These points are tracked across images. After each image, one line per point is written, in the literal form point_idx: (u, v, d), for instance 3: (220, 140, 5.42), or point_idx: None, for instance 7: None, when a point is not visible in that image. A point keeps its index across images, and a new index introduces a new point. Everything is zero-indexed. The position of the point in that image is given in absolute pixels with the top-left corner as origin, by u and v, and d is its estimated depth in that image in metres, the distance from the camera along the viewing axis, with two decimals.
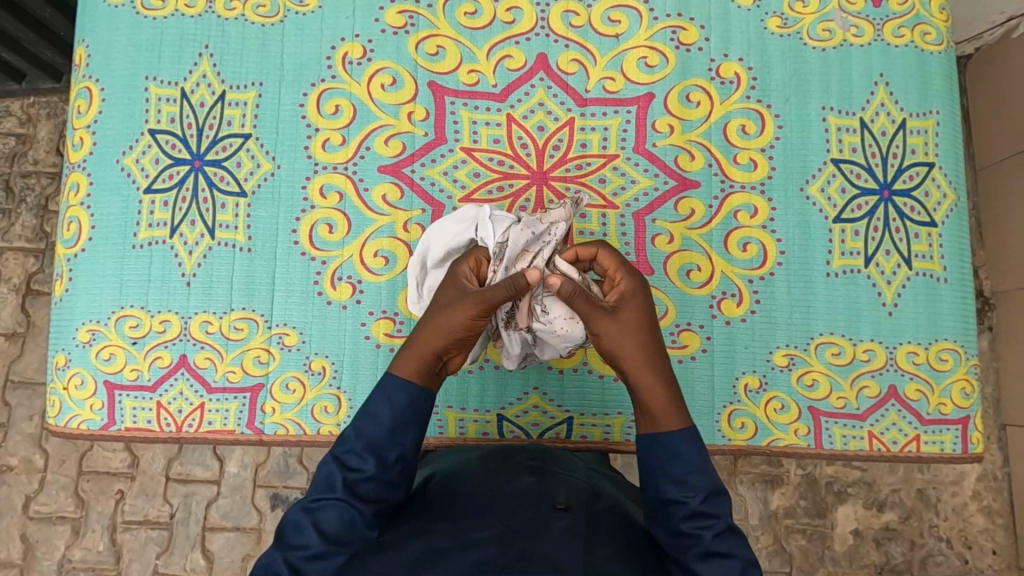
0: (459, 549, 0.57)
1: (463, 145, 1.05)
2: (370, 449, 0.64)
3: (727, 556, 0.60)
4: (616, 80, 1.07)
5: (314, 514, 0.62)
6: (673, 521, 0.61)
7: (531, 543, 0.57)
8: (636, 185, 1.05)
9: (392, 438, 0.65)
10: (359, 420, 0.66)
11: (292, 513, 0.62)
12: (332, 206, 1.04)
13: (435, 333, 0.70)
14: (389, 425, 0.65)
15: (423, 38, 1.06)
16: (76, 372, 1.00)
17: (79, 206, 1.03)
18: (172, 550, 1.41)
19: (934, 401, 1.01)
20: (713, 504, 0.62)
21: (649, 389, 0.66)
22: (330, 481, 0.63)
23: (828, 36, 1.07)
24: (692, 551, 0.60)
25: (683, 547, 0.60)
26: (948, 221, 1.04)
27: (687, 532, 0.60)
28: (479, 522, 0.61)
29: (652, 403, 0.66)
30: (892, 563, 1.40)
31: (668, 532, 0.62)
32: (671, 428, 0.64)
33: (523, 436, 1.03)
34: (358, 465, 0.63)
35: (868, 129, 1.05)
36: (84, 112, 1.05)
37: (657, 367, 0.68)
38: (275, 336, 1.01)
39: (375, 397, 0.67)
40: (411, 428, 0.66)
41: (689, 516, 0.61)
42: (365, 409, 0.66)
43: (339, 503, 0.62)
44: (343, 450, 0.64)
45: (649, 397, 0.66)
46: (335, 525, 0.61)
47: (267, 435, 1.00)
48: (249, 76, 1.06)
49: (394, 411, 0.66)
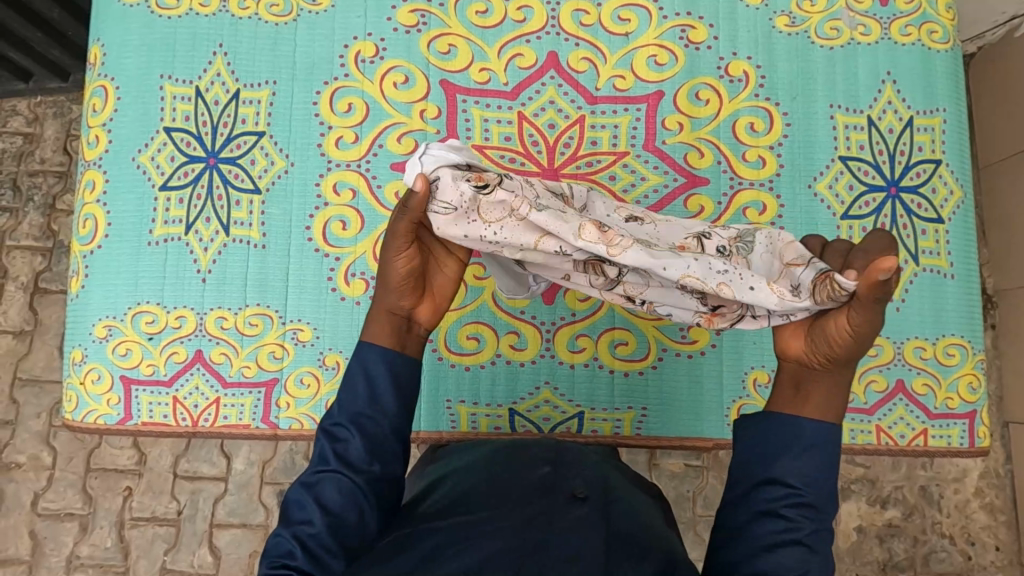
0: (481, 535, 0.59)
1: (475, 143, 1.06)
2: (354, 420, 0.64)
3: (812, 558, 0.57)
4: (626, 78, 1.08)
5: (315, 490, 0.62)
6: (771, 497, 0.59)
7: (545, 533, 0.59)
8: (646, 182, 1.06)
9: (375, 406, 0.65)
10: (341, 394, 0.66)
11: (293, 492, 0.63)
12: (345, 203, 1.05)
13: (389, 293, 0.68)
14: (369, 394, 0.65)
15: (434, 36, 1.07)
16: (93, 368, 1.02)
17: (94, 203, 1.05)
18: (180, 546, 1.42)
19: (941, 396, 1.02)
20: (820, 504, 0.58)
21: (829, 391, 0.61)
22: (324, 455, 0.63)
23: (835, 35, 1.08)
24: (777, 529, 0.57)
25: (773, 524, 0.57)
26: (954, 217, 1.05)
27: (781, 513, 0.58)
28: (493, 515, 0.62)
29: (823, 401, 0.61)
30: (895, 559, 1.41)
31: (761, 506, 0.59)
32: (823, 418, 0.61)
33: (535, 431, 1.04)
34: (347, 437, 0.64)
35: (875, 126, 1.07)
36: (99, 110, 1.06)
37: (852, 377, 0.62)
38: (289, 332, 1.02)
39: (355, 367, 0.67)
40: (391, 394, 0.66)
41: (792, 499, 0.58)
42: (347, 382, 0.66)
43: (335, 474, 0.62)
44: (331, 424, 0.65)
45: (826, 403, 0.61)
46: (334, 498, 0.61)
47: (281, 430, 1.01)
48: (262, 74, 1.07)
49: (370, 377, 0.66)
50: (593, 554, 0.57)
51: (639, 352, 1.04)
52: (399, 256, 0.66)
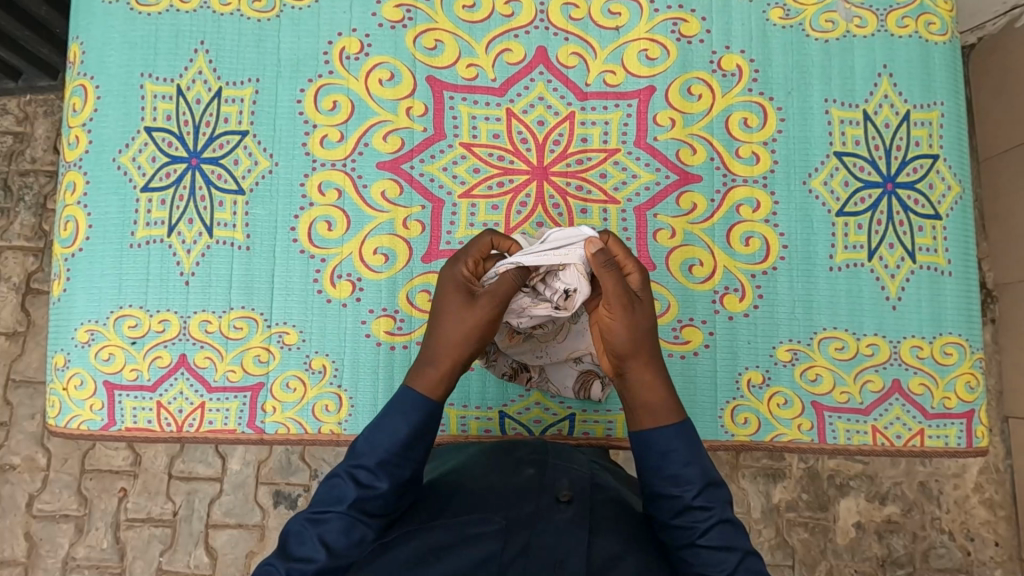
0: (465, 543, 0.58)
1: (462, 141, 1.04)
2: (382, 466, 0.63)
3: (724, 549, 0.60)
4: (617, 74, 1.05)
5: (320, 526, 0.61)
6: (664, 516, 0.62)
7: (532, 536, 0.58)
8: (637, 179, 1.04)
9: (405, 455, 0.64)
10: (371, 433, 0.65)
11: (297, 521, 0.62)
12: (331, 203, 1.03)
13: (456, 342, 0.69)
14: (403, 444, 0.64)
15: (421, 32, 1.05)
16: (75, 373, 1.00)
17: (75, 205, 1.03)
18: (176, 547, 1.41)
19: (939, 395, 1.00)
20: (705, 498, 0.62)
21: (646, 388, 0.67)
22: (339, 494, 0.62)
23: (831, 27, 1.06)
24: (680, 542, 0.61)
25: (675, 538, 0.61)
26: (952, 213, 1.03)
27: (677, 527, 0.61)
28: (478, 517, 0.61)
29: (649, 398, 0.66)
30: (894, 555, 1.39)
31: (662, 525, 0.63)
32: (656, 425, 0.65)
33: (525, 433, 1.02)
34: (371, 482, 0.62)
35: (871, 121, 1.04)
36: (78, 110, 1.04)
37: (651, 364, 0.68)
38: (275, 335, 1.01)
39: (389, 411, 0.66)
40: (424, 446, 0.66)
41: (679, 510, 0.61)
42: (380, 424, 0.65)
43: (345, 517, 0.61)
44: (354, 464, 0.63)
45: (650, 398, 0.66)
46: (340, 540, 0.60)
47: (267, 434, 0.99)
48: (246, 72, 1.05)
49: (410, 427, 0.65)
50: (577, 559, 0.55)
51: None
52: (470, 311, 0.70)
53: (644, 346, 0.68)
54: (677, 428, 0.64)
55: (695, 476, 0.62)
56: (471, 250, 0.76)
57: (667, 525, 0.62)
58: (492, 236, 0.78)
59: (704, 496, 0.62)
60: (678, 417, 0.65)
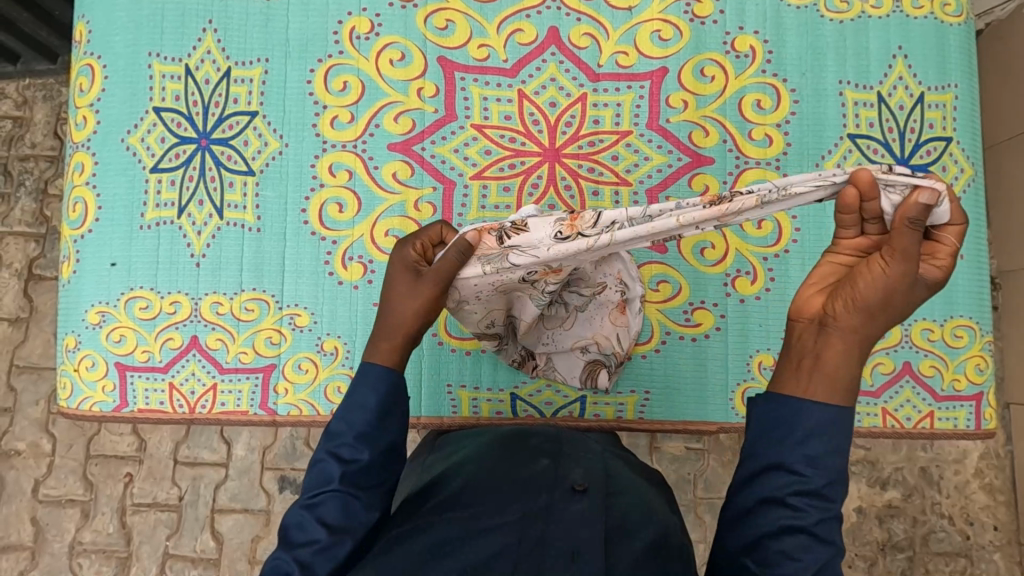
0: (475, 536, 0.58)
1: (474, 122, 1.03)
2: (362, 439, 0.62)
3: (826, 544, 0.53)
4: (629, 55, 1.04)
5: (317, 509, 0.60)
6: (777, 492, 0.54)
7: (545, 526, 0.58)
8: (649, 162, 1.03)
9: (382, 425, 0.63)
10: (346, 412, 0.63)
11: (294, 511, 0.61)
12: (342, 184, 1.02)
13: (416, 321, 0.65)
14: (376, 412, 0.63)
15: (431, 12, 1.04)
16: (86, 355, 1.00)
17: (83, 186, 1.02)
18: (182, 531, 1.42)
19: (949, 377, 1.01)
20: (836, 491, 0.54)
21: (839, 352, 0.55)
22: (327, 474, 0.61)
23: (845, 8, 1.05)
24: (787, 526, 0.53)
25: (781, 519, 0.54)
26: (965, 197, 1.02)
27: (788, 505, 0.54)
28: (491, 509, 0.61)
29: (834, 364, 0.55)
30: (895, 539, 1.41)
31: (765, 498, 0.55)
32: (827, 401, 0.55)
33: (537, 416, 1.02)
34: (353, 456, 0.61)
35: (886, 103, 1.04)
36: (86, 90, 1.03)
37: (855, 317, 0.55)
38: (286, 317, 1.01)
39: (359, 387, 0.64)
40: (399, 412, 0.64)
41: (802, 491, 0.54)
42: (351, 401, 0.63)
43: (339, 494, 0.60)
44: (333, 443, 0.62)
45: (838, 362, 0.55)
46: (338, 517, 0.60)
47: (280, 416, 0.99)
48: (254, 52, 1.03)
49: (379, 396, 0.63)
50: (594, 545, 0.55)
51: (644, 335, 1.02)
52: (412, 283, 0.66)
53: (892, 296, 0.55)
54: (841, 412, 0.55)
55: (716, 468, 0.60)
56: (421, 232, 0.70)
57: (770, 498, 0.55)
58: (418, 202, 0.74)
59: (833, 487, 0.54)
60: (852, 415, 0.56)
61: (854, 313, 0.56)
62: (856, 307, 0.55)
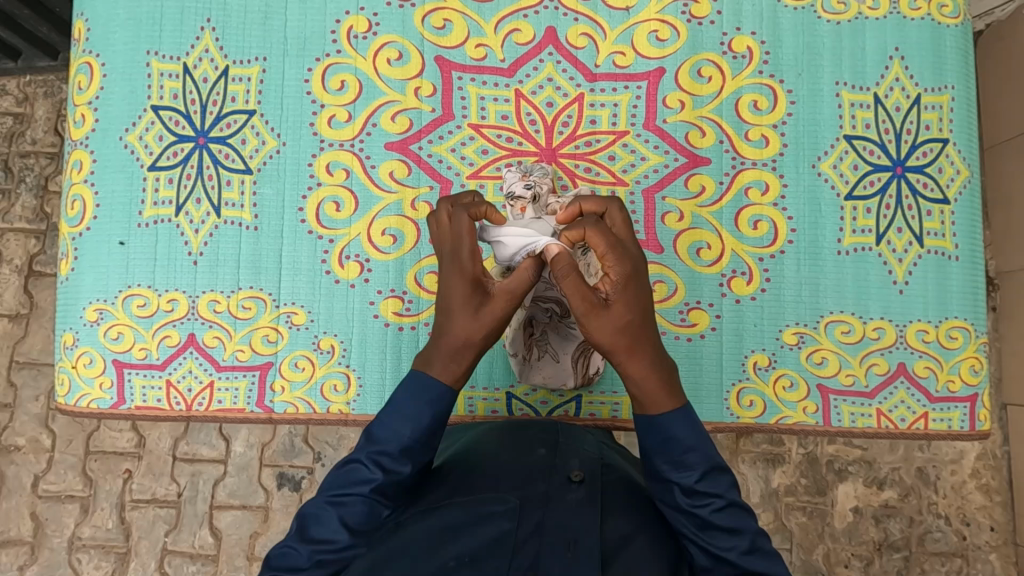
0: (478, 522, 0.58)
1: (471, 122, 1.04)
2: (407, 453, 0.61)
3: (734, 531, 0.59)
4: (626, 55, 1.05)
5: (342, 508, 0.60)
6: (674, 500, 0.60)
7: (545, 513, 0.59)
8: (645, 162, 1.04)
9: (430, 442, 0.62)
10: (389, 417, 0.61)
11: (316, 503, 0.61)
12: (339, 183, 1.03)
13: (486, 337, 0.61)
14: (425, 429, 0.62)
15: (429, 11, 1.04)
16: (84, 352, 1.00)
17: (81, 184, 1.02)
18: (181, 527, 1.42)
19: (943, 378, 1.01)
20: (711, 483, 0.59)
21: (642, 378, 0.58)
22: (363, 478, 0.60)
23: (843, 9, 1.05)
24: (691, 525, 0.60)
25: (686, 521, 0.60)
26: (960, 198, 1.03)
27: (687, 511, 0.59)
28: (492, 496, 0.61)
29: (644, 389, 0.59)
30: (890, 539, 1.41)
31: (670, 510, 0.61)
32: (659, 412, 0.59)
33: (532, 414, 1.03)
34: (395, 468, 0.61)
35: (881, 104, 1.04)
36: (84, 88, 1.03)
37: (649, 352, 0.58)
38: (284, 315, 1.01)
39: (412, 399, 0.61)
40: (446, 431, 0.64)
41: (688, 494, 0.59)
42: (399, 409, 0.61)
43: (366, 500, 0.60)
44: (377, 450, 0.61)
45: (643, 386, 0.59)
46: (360, 519, 0.60)
47: (277, 413, 1.00)
48: (252, 50, 1.04)
49: (429, 414, 0.62)
50: (590, 535, 0.57)
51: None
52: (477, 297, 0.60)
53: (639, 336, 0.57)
54: (683, 413, 0.60)
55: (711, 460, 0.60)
56: (469, 228, 0.62)
57: (675, 507, 0.60)
58: (469, 209, 0.63)
59: (708, 481, 0.59)
60: (676, 403, 0.60)
61: (632, 356, 0.58)
62: (640, 351, 0.58)
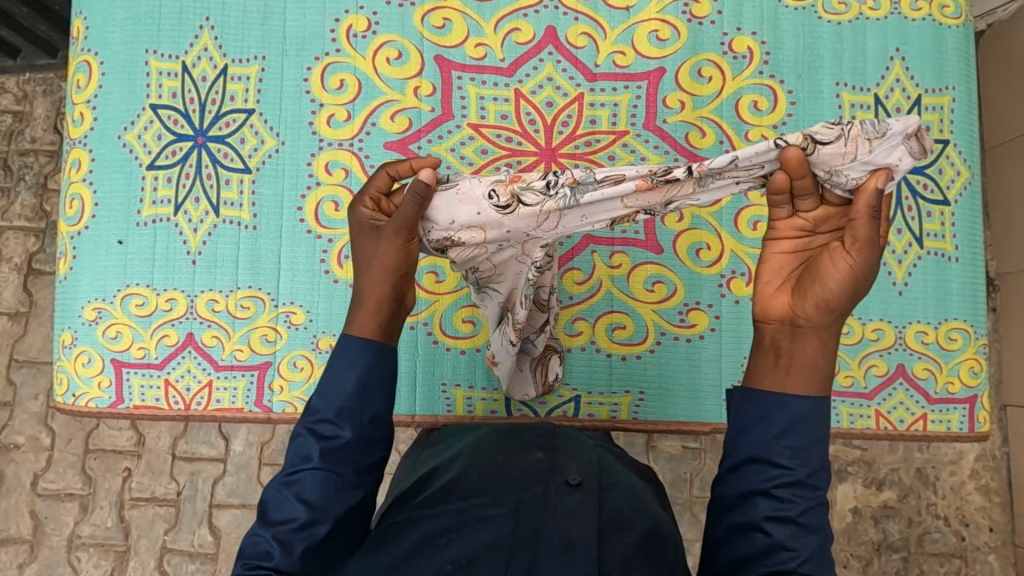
0: (474, 526, 0.58)
1: (470, 122, 1.03)
2: (342, 415, 0.59)
3: (811, 530, 0.53)
4: (627, 55, 1.04)
5: (296, 485, 0.57)
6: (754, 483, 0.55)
7: (542, 518, 0.58)
8: (645, 162, 1.04)
9: (361, 401, 0.60)
10: (324, 389, 0.61)
11: (272, 487, 0.58)
12: (338, 182, 1.03)
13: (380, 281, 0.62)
14: (359, 390, 0.59)
15: (429, 10, 1.04)
16: (83, 351, 1.00)
17: (80, 182, 1.02)
18: (180, 526, 1.42)
19: (942, 380, 1.01)
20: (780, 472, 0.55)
21: (809, 348, 0.56)
22: (307, 451, 0.58)
23: (843, 9, 1.05)
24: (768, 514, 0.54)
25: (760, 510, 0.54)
26: (961, 199, 1.03)
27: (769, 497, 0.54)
28: (489, 500, 0.61)
29: (809, 359, 0.56)
30: (890, 540, 1.41)
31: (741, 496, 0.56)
32: (780, 387, 0.56)
33: (530, 414, 1.03)
34: (333, 433, 0.58)
35: (882, 105, 1.04)
36: (83, 87, 1.03)
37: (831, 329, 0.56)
38: (282, 315, 1.01)
39: (343, 364, 0.61)
40: (382, 390, 0.60)
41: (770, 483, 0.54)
42: (331, 377, 0.60)
43: (317, 471, 0.57)
44: (313, 420, 0.59)
45: (815, 358, 0.56)
46: (317, 495, 0.57)
47: (275, 413, 1.00)
48: (252, 49, 1.03)
49: (362, 377, 0.60)
50: (587, 538, 0.56)
51: (591, 317, 1.03)
52: (394, 241, 0.63)
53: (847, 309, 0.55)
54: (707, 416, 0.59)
55: (818, 453, 0.54)
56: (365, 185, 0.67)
57: (732, 528, 0.56)
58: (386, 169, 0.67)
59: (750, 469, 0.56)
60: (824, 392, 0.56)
61: (822, 324, 0.56)
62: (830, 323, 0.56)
